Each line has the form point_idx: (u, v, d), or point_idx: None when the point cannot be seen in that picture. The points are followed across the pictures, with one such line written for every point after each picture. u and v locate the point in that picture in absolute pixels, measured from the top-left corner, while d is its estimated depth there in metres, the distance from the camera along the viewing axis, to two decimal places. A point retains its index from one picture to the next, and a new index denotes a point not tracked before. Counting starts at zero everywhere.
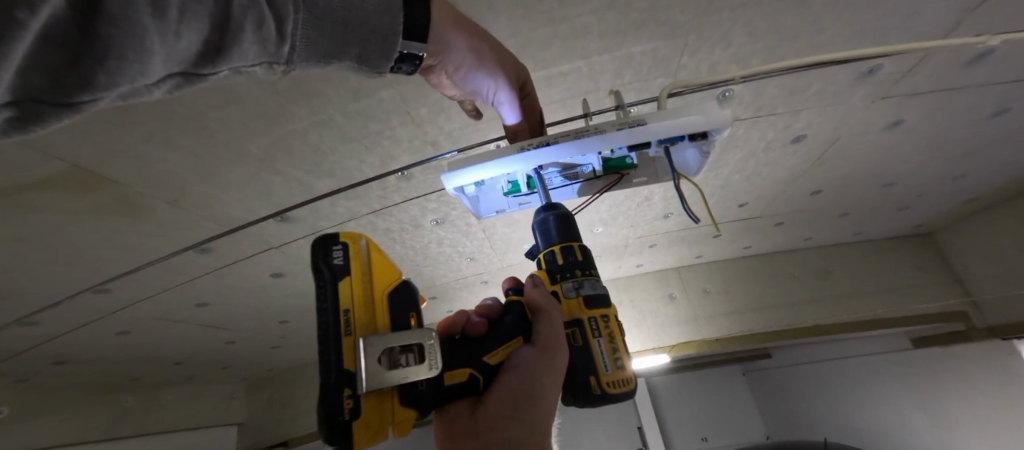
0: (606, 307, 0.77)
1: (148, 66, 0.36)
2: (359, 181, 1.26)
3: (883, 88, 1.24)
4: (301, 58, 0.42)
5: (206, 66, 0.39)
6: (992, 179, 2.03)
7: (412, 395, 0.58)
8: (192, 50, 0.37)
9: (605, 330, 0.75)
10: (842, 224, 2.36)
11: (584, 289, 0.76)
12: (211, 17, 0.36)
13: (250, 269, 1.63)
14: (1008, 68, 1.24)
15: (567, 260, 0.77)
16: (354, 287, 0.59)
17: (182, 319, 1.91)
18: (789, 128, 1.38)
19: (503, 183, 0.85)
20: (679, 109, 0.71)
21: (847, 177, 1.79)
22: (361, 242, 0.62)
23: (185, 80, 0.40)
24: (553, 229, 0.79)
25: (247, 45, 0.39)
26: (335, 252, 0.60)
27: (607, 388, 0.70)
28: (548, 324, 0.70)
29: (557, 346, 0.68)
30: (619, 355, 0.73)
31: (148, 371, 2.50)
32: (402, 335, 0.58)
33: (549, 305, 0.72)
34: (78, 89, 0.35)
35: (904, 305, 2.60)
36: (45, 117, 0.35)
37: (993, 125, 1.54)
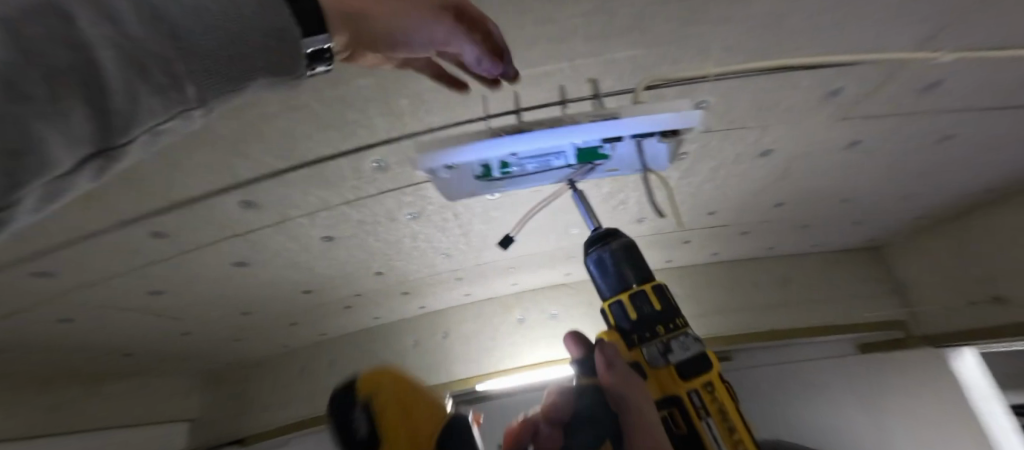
0: (704, 374, 0.86)
1: (59, 155, 0.34)
2: (333, 170, 1.23)
3: (846, 109, 1.31)
4: (211, 90, 0.41)
5: (119, 135, 0.37)
6: (935, 200, 2.20)
7: None
8: (90, 123, 0.35)
9: (709, 399, 0.84)
10: (801, 235, 2.49)
11: (672, 354, 0.86)
12: (88, 86, 0.33)
13: (210, 257, 1.55)
14: (957, 98, 1.34)
15: (641, 314, 0.88)
16: (393, 449, 0.60)
17: (131, 308, 1.80)
18: (757, 142, 1.45)
19: (473, 166, 0.83)
20: (651, 106, 0.75)
21: (809, 191, 1.89)
22: (379, 398, 0.63)
23: (101, 154, 0.38)
24: (629, 282, 0.90)
25: (151, 104, 0.37)
26: (357, 416, 0.61)
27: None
28: (638, 417, 0.77)
29: (648, 438, 0.76)
30: (730, 425, 0.83)
31: (91, 362, 2.34)
32: None
33: (633, 388, 0.79)
34: (4, 193, 0.33)
35: (853, 313, 2.77)
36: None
37: (940, 150, 1.66)
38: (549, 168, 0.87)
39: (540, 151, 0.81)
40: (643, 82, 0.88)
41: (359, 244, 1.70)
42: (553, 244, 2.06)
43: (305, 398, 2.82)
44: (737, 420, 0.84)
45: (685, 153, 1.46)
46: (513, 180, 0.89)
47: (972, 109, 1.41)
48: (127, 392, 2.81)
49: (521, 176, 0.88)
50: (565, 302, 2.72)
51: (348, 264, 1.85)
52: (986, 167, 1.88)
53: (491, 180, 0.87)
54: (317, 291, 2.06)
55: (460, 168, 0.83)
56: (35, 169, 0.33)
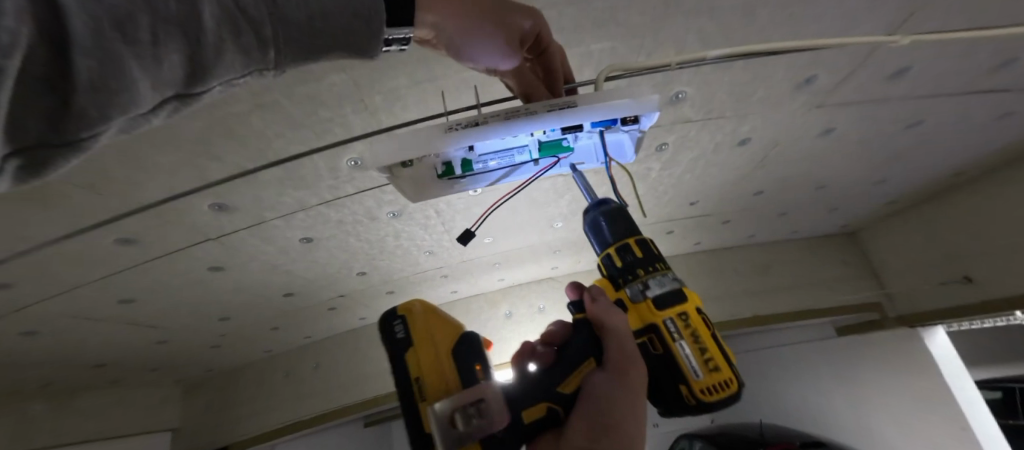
0: (681, 304, 0.77)
1: (136, 94, 0.33)
2: (307, 170, 1.20)
3: (819, 96, 1.33)
4: (287, 58, 0.41)
5: (197, 84, 0.37)
6: (907, 185, 2.26)
7: (491, 441, 0.68)
8: (177, 71, 0.35)
9: (686, 330, 0.75)
10: (781, 222, 2.54)
11: (651, 291, 0.77)
12: (185, 35, 0.33)
13: (184, 262, 1.50)
14: (925, 84, 1.37)
15: (626, 262, 0.79)
16: (420, 355, 0.73)
17: (103, 318, 1.73)
18: (735, 131, 1.46)
19: (434, 163, 0.83)
20: (608, 93, 0.73)
21: (786, 179, 1.92)
22: (413, 311, 0.77)
23: (179, 97, 0.38)
24: (606, 229, 0.81)
25: (231, 60, 0.37)
26: (397, 327, 0.76)
27: (701, 394, 0.73)
28: (616, 343, 0.75)
29: (627, 363, 0.74)
30: (707, 356, 0.74)
31: (63, 375, 2.26)
32: (464, 395, 0.67)
33: (612, 319, 0.77)
34: (76, 127, 0.32)
35: (832, 296, 2.84)
36: (54, 161, 0.33)
37: (911, 135, 1.70)
38: (512, 162, 0.87)
39: (500, 145, 0.81)
40: (602, 71, 0.86)
41: (340, 245, 1.67)
42: (537, 238, 2.05)
43: (291, 403, 2.77)
44: (717, 355, 0.75)
45: (665, 144, 1.47)
46: (476, 176, 0.88)
47: (940, 95, 1.45)
48: (104, 405, 2.72)
49: (485, 172, 0.88)
50: (551, 296, 2.73)
51: (329, 265, 1.81)
52: (954, 151, 1.93)
53: (454, 177, 0.86)
54: (299, 294, 2.02)
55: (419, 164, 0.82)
56: (113, 105, 0.32)
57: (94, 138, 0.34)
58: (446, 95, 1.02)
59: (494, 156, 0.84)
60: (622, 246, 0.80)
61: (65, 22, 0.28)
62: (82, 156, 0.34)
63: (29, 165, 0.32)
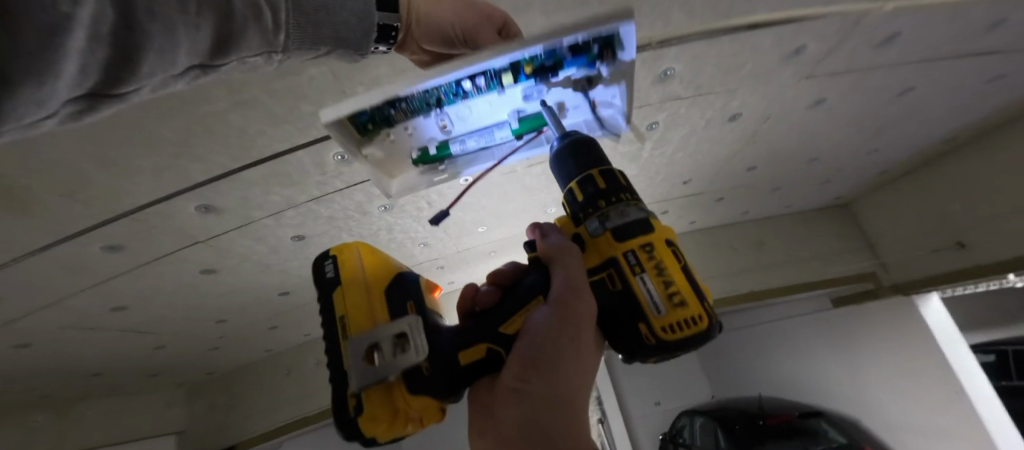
0: (643, 237, 0.78)
1: (176, 57, 0.44)
2: (291, 165, 1.17)
3: (809, 67, 1.32)
4: (294, 44, 0.56)
5: (219, 55, 0.49)
6: (900, 153, 2.26)
7: (417, 380, 0.74)
8: (209, 40, 0.46)
9: (648, 263, 0.77)
10: (774, 197, 2.54)
11: (611, 223, 0.79)
12: (220, 13, 0.45)
13: (174, 266, 1.48)
14: (916, 50, 1.35)
15: (587, 194, 0.80)
16: (347, 293, 0.81)
17: (96, 326, 1.72)
18: (725, 106, 1.45)
19: (427, 140, 0.99)
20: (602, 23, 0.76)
21: (778, 153, 1.91)
22: (345, 255, 0.85)
23: (201, 67, 0.50)
24: (572, 166, 0.81)
25: (253, 37, 0.50)
26: (328, 268, 0.84)
27: (661, 327, 0.73)
28: (562, 279, 0.75)
29: (572, 295, 0.73)
30: (671, 289, 0.75)
31: (62, 385, 2.26)
32: (387, 329, 0.73)
33: (566, 255, 0.78)
34: (125, 80, 0.42)
35: (826, 268, 2.86)
36: (97, 107, 0.43)
37: (902, 103, 1.70)
38: (492, 141, 1.04)
39: (484, 125, 0.99)
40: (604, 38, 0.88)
41: (333, 241, 1.65)
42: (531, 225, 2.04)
43: (294, 401, 2.78)
44: (682, 290, 0.75)
45: (655, 122, 1.45)
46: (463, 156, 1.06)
47: (931, 60, 1.43)
48: (106, 412, 2.71)
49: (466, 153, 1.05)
50: None
51: None
52: (946, 117, 1.92)
53: (429, 160, 1.04)
54: (295, 292, 2.01)
55: (415, 141, 0.99)
56: (155, 61, 0.42)
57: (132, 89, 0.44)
58: None
59: (476, 136, 1.01)
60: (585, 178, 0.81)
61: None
62: (118, 105, 0.45)
63: (75, 110, 0.42)
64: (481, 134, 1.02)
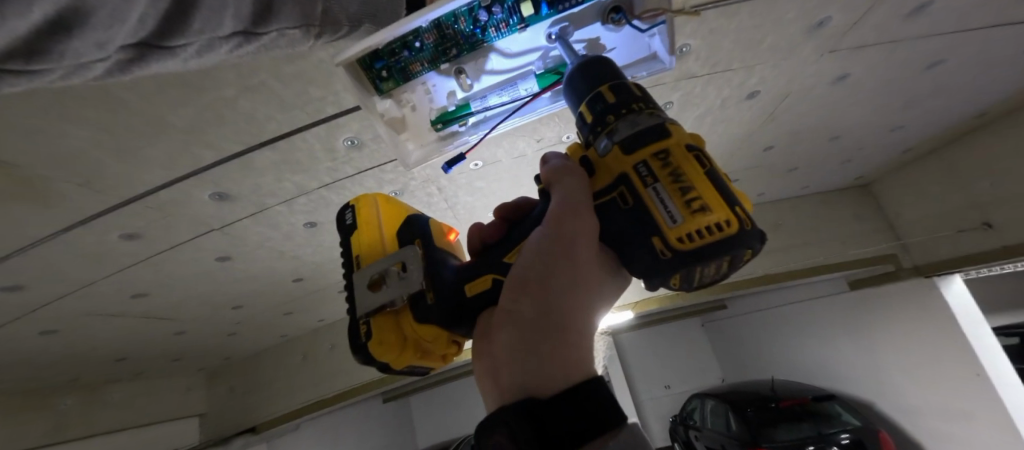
0: (659, 143, 0.60)
1: (220, 17, 0.53)
2: (303, 152, 1.17)
3: (833, 41, 1.27)
4: (328, 17, 0.63)
5: (259, 25, 0.56)
6: (925, 130, 2.18)
7: (420, 308, 0.73)
8: (250, 7, 0.54)
9: (664, 171, 0.58)
10: (791, 178, 2.48)
11: (619, 135, 0.62)
12: None
13: (190, 254, 1.51)
14: (948, 19, 1.29)
15: (596, 112, 0.67)
16: (361, 234, 0.88)
17: (118, 313, 1.76)
18: (743, 84, 1.41)
19: (452, 96, 1.00)
20: None
21: (796, 132, 1.86)
22: (362, 204, 0.93)
23: (245, 33, 0.57)
24: (581, 89, 0.72)
25: (291, 9, 0.58)
26: (346, 216, 0.93)
27: (676, 241, 0.54)
28: (557, 194, 0.61)
29: (571, 210, 0.58)
30: (691, 196, 0.55)
31: (89, 369, 2.33)
32: (388, 259, 0.78)
33: (566, 174, 0.63)
34: (178, 31, 0.52)
35: (845, 250, 2.80)
36: (151, 57, 0.53)
37: (931, 76, 1.62)
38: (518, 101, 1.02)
39: (505, 78, 0.98)
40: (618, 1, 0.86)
41: None
42: None
43: (310, 385, 2.84)
44: (706, 194, 0.55)
45: (670, 103, 1.42)
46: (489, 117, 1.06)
47: (963, 30, 1.36)
48: (132, 395, 2.81)
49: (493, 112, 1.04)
50: None
51: (336, 249, 1.81)
52: (976, 91, 1.84)
53: (452, 120, 1.03)
54: (308, 278, 2.04)
55: (439, 95, 1.01)
56: (202, 20, 0.52)
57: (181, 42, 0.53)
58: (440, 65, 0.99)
59: (500, 91, 1.00)
60: (594, 96, 0.69)
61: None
62: (170, 57, 0.54)
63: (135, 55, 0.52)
64: (508, 90, 0.99)
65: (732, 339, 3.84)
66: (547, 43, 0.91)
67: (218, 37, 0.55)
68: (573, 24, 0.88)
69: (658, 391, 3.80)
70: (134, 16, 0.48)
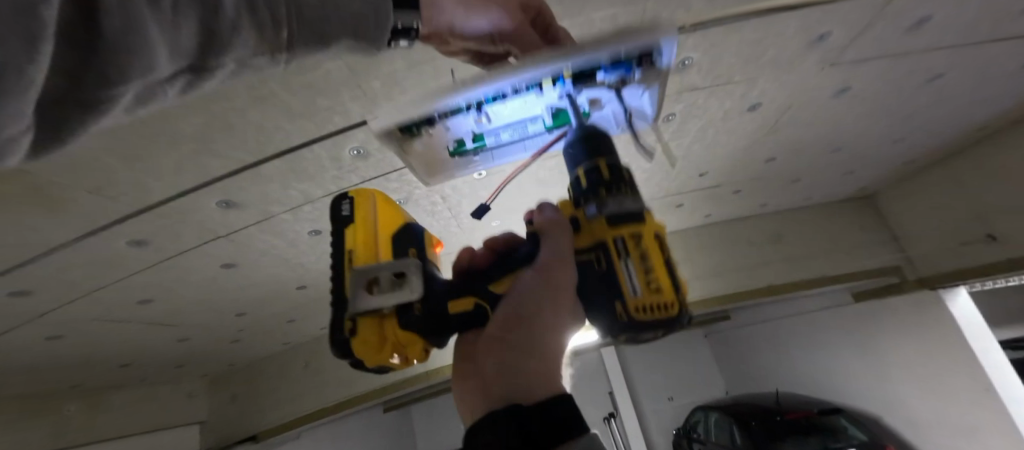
0: (635, 224, 0.68)
1: (155, 57, 0.36)
2: (309, 160, 1.18)
3: (834, 54, 1.28)
4: (300, 41, 0.47)
5: (209, 56, 0.41)
6: (927, 142, 2.18)
7: (406, 318, 0.70)
8: (191, 39, 0.38)
9: (636, 249, 0.66)
10: (794, 189, 2.48)
11: (608, 208, 0.67)
12: (202, 7, 0.37)
13: (196, 260, 1.52)
14: (949, 33, 1.30)
15: (590, 179, 0.70)
16: (357, 231, 0.82)
17: (123, 318, 1.77)
18: (745, 96, 1.42)
19: (448, 142, 0.83)
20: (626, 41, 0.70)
21: (798, 144, 1.87)
22: (363, 200, 0.88)
23: (191, 71, 0.41)
24: (578, 151, 0.73)
25: (249, 34, 0.42)
26: (343, 207, 0.86)
27: (637, 312, 0.63)
28: (550, 245, 0.67)
29: (560, 262, 0.65)
30: (651, 278, 0.65)
31: (92, 375, 2.33)
32: (385, 264, 0.72)
33: (556, 226, 0.68)
34: (96, 86, 0.35)
35: (849, 262, 2.78)
36: (71, 125, 0.36)
37: (932, 89, 1.63)
38: (523, 137, 0.86)
39: (514, 120, 0.80)
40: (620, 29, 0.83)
41: None
42: None
43: (311, 393, 2.83)
44: (661, 277, 0.65)
45: (671, 114, 1.43)
46: (488, 154, 0.89)
47: (963, 44, 1.38)
48: (135, 402, 2.82)
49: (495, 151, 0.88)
50: None
51: None
52: (977, 104, 1.85)
53: (467, 154, 0.86)
54: (311, 286, 2.04)
55: (433, 143, 0.82)
56: (126, 69, 0.35)
57: (111, 101, 0.37)
58: (446, 77, 1.01)
59: (506, 131, 0.82)
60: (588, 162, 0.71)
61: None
62: (98, 120, 0.37)
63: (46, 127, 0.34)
64: (513, 126, 0.82)
65: (734, 349, 3.81)
66: (559, 98, 0.75)
67: (159, 80, 0.39)
68: (585, 92, 0.73)
69: (662, 403, 3.75)
70: (35, 85, 0.30)
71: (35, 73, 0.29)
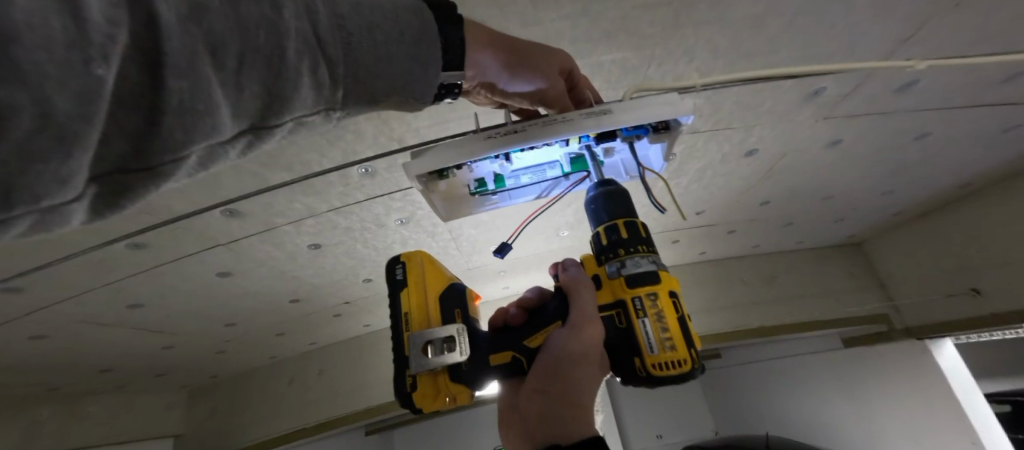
0: (652, 285, 0.72)
1: (216, 118, 0.32)
2: (317, 176, 1.21)
3: (827, 108, 1.34)
4: (353, 98, 0.43)
5: (272, 117, 0.37)
6: (915, 195, 2.27)
7: (457, 374, 0.72)
8: (256, 100, 0.34)
9: (652, 310, 0.70)
10: (786, 232, 2.54)
11: (626, 269, 0.72)
12: (269, 66, 0.34)
13: (194, 267, 1.51)
14: (934, 96, 1.38)
15: (611, 240, 0.75)
16: (410, 294, 0.77)
17: (110, 322, 1.74)
18: (743, 142, 1.47)
19: (470, 178, 0.85)
20: (643, 98, 0.72)
21: (792, 190, 1.93)
22: (416, 260, 0.81)
23: (252, 131, 0.37)
24: (602, 209, 0.77)
25: (305, 92, 0.37)
26: (398, 270, 0.81)
27: (652, 369, 0.68)
28: (579, 304, 0.69)
29: (588, 322, 0.67)
30: (666, 335, 0.69)
31: (70, 380, 2.27)
32: (435, 331, 0.72)
33: (579, 285, 0.71)
34: (158, 151, 0.31)
35: (840, 308, 2.82)
36: (133, 185, 0.32)
37: (919, 147, 1.71)
38: (542, 179, 0.89)
39: (535, 158, 0.84)
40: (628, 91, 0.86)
41: (347, 252, 1.68)
42: (543, 246, 2.06)
43: (292, 410, 2.75)
44: (678, 336, 0.69)
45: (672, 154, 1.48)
46: (508, 194, 0.90)
47: (947, 108, 1.46)
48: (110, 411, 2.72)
49: (515, 193, 0.90)
50: None
51: (337, 272, 1.82)
52: (961, 163, 1.94)
53: (489, 194, 0.88)
54: (305, 300, 2.03)
55: (456, 178, 0.83)
56: (192, 136, 0.31)
57: (176, 165, 0.33)
58: (463, 103, 1.05)
59: (525, 170, 0.87)
60: (609, 225, 0.76)
61: (163, 42, 0.28)
62: (161, 182, 0.33)
63: (108, 189, 0.31)
64: (531, 169, 0.88)
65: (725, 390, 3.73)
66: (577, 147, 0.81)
67: (220, 142, 0.35)
68: (598, 142, 0.79)
69: (650, 441, 3.31)
70: (94, 141, 0.26)
71: (93, 136, 0.26)
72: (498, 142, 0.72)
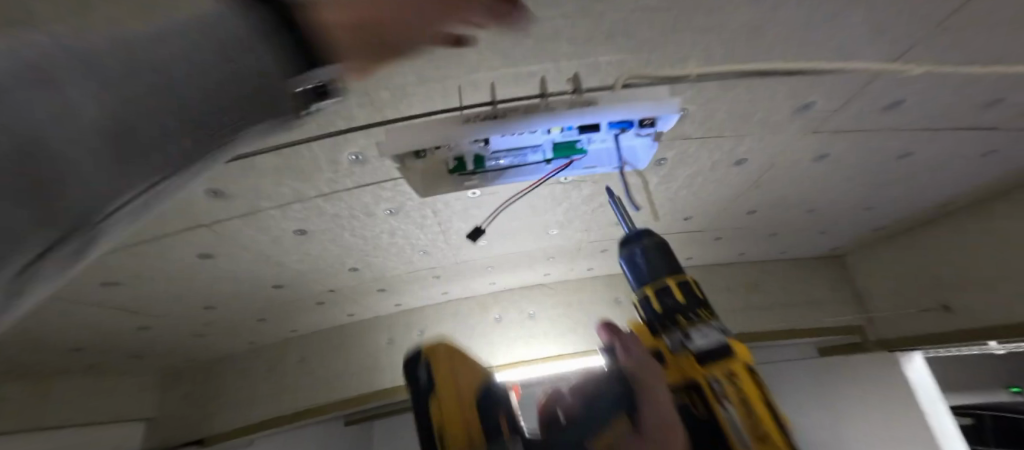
0: (724, 360, 0.77)
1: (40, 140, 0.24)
2: (306, 161, 1.19)
3: (815, 123, 1.37)
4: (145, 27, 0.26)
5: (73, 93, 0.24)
6: (895, 212, 2.32)
7: None
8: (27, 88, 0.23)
9: (729, 389, 0.75)
10: (770, 242, 2.58)
11: (692, 341, 0.78)
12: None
13: (173, 248, 1.48)
14: (919, 116, 1.42)
15: (665, 307, 0.84)
16: (442, 402, 0.58)
17: (84, 300, 1.70)
18: (733, 151, 1.50)
19: (449, 156, 0.88)
20: (627, 95, 0.81)
21: (778, 200, 1.96)
22: (443, 350, 0.62)
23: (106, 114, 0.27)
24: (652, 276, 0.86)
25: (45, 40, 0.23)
26: (423, 368, 0.60)
27: None
28: (655, 403, 0.62)
29: (666, 425, 0.61)
30: (750, 414, 0.73)
31: (38, 358, 2.21)
32: None
33: (647, 374, 0.64)
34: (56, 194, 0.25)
35: (817, 318, 2.88)
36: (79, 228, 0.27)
37: (901, 164, 1.75)
38: (525, 164, 0.92)
39: (519, 141, 0.88)
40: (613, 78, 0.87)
41: (333, 239, 1.66)
42: (532, 243, 2.06)
43: (269, 398, 2.72)
44: (761, 413, 0.74)
45: (664, 158, 1.50)
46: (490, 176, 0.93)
47: (931, 128, 1.50)
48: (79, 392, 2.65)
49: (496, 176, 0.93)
50: (540, 306, 2.69)
51: (321, 259, 1.80)
52: (941, 183, 1.99)
53: (469, 173, 0.92)
54: (288, 286, 2.00)
55: (435, 155, 0.88)
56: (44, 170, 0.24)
57: (111, 218, 0.30)
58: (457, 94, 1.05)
59: (509, 154, 0.90)
60: (665, 293, 0.84)
61: None
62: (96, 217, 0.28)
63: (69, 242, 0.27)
64: (514, 153, 0.90)
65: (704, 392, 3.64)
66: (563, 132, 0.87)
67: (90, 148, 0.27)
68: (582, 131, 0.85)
69: None
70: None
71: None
72: (478, 125, 0.80)
